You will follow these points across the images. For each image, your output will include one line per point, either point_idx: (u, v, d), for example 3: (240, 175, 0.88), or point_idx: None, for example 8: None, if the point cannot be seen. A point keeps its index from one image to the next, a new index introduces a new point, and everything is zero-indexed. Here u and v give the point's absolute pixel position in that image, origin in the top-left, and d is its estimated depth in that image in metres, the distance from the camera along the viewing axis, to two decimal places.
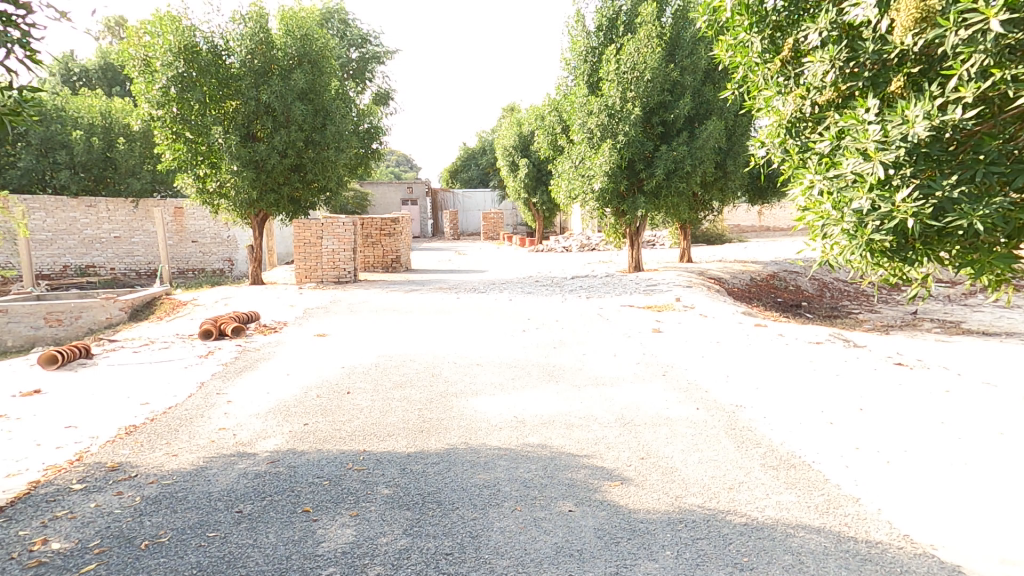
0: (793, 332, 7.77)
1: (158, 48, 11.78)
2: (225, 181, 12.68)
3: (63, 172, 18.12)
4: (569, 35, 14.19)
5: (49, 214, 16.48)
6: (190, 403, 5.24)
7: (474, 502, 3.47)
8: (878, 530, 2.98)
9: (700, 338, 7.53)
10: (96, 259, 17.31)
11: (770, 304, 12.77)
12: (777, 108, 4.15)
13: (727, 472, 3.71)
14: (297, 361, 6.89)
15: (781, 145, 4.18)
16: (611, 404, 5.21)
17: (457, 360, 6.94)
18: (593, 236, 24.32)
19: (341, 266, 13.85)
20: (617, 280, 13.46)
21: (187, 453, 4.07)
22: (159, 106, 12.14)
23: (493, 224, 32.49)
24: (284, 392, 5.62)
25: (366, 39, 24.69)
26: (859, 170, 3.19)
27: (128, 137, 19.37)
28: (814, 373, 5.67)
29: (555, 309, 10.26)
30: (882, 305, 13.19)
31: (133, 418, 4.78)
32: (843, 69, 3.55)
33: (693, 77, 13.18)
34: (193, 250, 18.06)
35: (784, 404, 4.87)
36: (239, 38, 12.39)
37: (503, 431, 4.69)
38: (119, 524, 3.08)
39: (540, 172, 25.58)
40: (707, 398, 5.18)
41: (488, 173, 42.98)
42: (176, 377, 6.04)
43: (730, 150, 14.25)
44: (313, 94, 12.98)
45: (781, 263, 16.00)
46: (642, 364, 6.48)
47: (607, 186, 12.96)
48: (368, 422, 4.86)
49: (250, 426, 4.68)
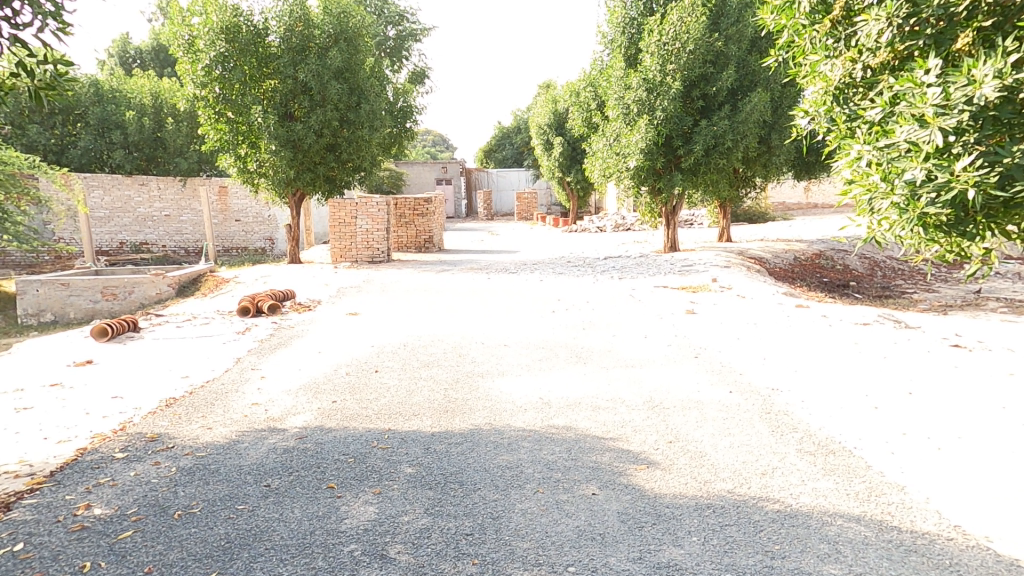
0: (839, 313, 7.38)
1: (201, 29, 12.00)
2: (264, 160, 12.92)
3: (118, 151, 18.90)
4: (608, 6, 13.67)
5: (106, 193, 17.25)
6: (226, 377, 5.41)
7: (496, 483, 3.44)
8: (924, 520, 2.79)
9: (736, 320, 7.26)
10: (149, 237, 18.06)
11: (814, 285, 12.21)
12: (824, 73, 3.84)
13: (760, 457, 3.55)
14: (329, 340, 7.01)
15: (828, 113, 3.89)
16: (640, 386, 5.09)
17: (484, 340, 6.91)
18: (629, 216, 23.84)
19: (375, 246, 13.99)
20: (652, 260, 13.12)
21: (222, 426, 4.19)
22: (202, 86, 12.40)
23: (528, 204, 32.22)
24: (315, 370, 5.74)
25: (403, 16, 24.53)
26: (913, 137, 2.93)
27: (176, 118, 19.97)
28: (859, 356, 5.37)
29: (587, 290, 10.10)
30: (939, 284, 12.41)
31: (172, 391, 4.94)
32: (902, 27, 3.24)
33: (737, 47, 12.55)
34: (236, 229, 18.63)
35: (824, 388, 4.62)
36: (277, 16, 12.47)
37: (528, 412, 4.64)
38: (156, 494, 3.19)
39: (575, 150, 25.12)
40: (741, 381, 4.99)
41: (522, 152, 42.56)
42: (214, 353, 6.23)
43: (775, 123, 13.59)
44: (349, 72, 13.01)
45: (828, 242, 15.26)
46: (674, 347, 6.30)
47: (643, 163, 12.58)
48: (394, 401, 4.91)
49: (282, 402, 4.79)
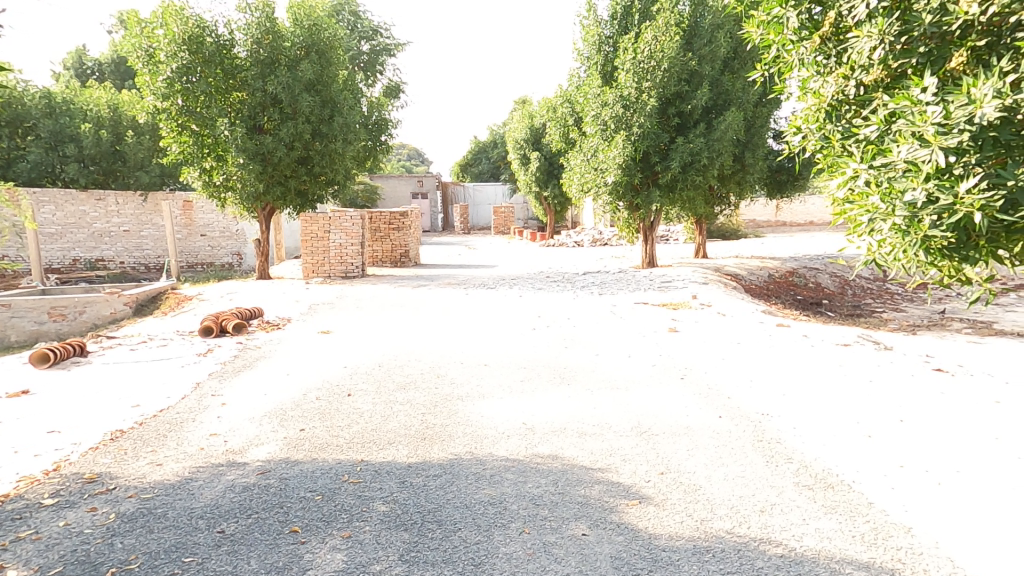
0: (819, 333, 7.34)
1: (161, 39, 11.57)
2: (231, 173, 12.49)
3: (71, 165, 18.13)
4: (582, 26, 13.72)
5: (58, 208, 16.49)
6: (183, 404, 5.01)
7: (479, 522, 3.16)
8: (937, 569, 2.62)
9: (719, 339, 7.17)
10: (105, 252, 17.30)
11: (789, 302, 12.32)
12: (814, 90, 3.76)
13: (758, 492, 3.37)
14: (298, 361, 6.63)
15: (819, 129, 3.80)
16: (627, 411, 4.90)
17: (464, 360, 6.64)
18: (606, 231, 23.95)
19: (348, 261, 13.60)
20: (630, 276, 13.07)
21: (173, 462, 3.81)
22: (163, 97, 11.94)
23: (504, 218, 32.15)
24: (282, 394, 5.37)
25: (377, 31, 24.38)
26: (913, 157, 2.82)
27: (136, 131, 19.29)
28: (845, 379, 5.28)
29: (568, 307, 9.91)
30: (907, 303, 12.66)
31: (120, 422, 4.53)
32: (894, 44, 3.17)
33: (711, 67, 12.69)
34: (202, 243, 18.00)
35: (814, 414, 4.49)
36: (245, 27, 12.14)
37: (511, 439, 4.39)
38: (88, 547, 2.82)
39: (552, 165, 25.18)
40: (730, 405, 4.84)
41: (499, 166, 42.62)
42: (171, 377, 5.80)
43: (749, 142, 13.83)
44: (320, 85, 12.71)
45: (800, 260, 15.50)
46: (659, 367, 6.15)
47: (621, 179, 12.58)
48: (367, 428, 4.59)
49: (243, 431, 4.42)
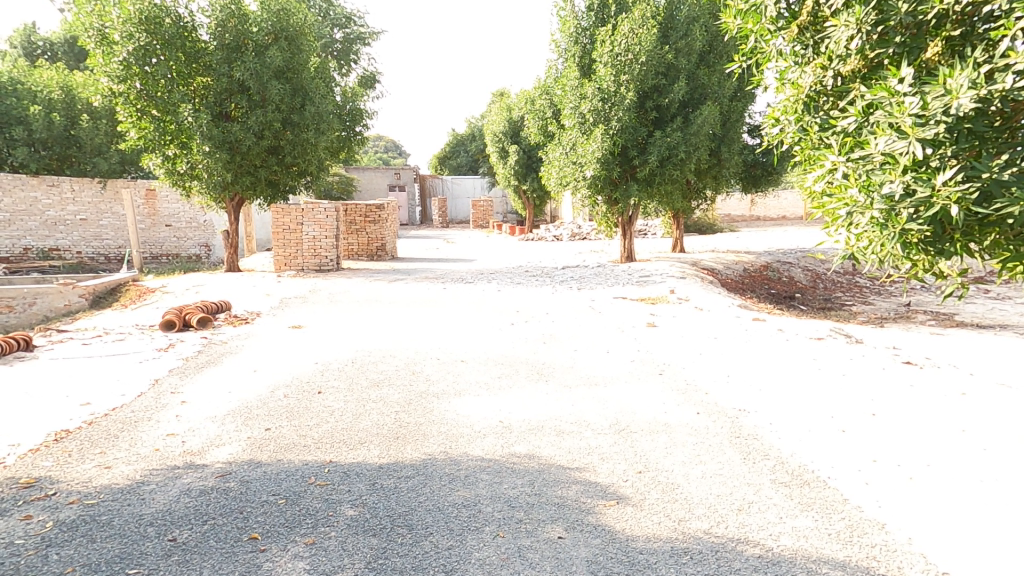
0: (793, 327, 7.39)
1: (116, 19, 11.02)
2: (197, 162, 12.03)
3: (21, 149, 17.25)
4: (558, 17, 13.54)
5: (7, 195, 15.67)
6: (140, 403, 4.76)
7: (451, 526, 3.04)
8: (911, 566, 2.60)
9: (696, 333, 7.16)
10: (60, 242, 16.57)
11: (763, 296, 12.44)
12: (792, 81, 3.70)
13: (735, 490, 3.32)
14: (266, 357, 6.39)
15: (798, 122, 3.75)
16: (605, 407, 4.83)
17: (441, 356, 6.49)
18: (584, 225, 23.97)
19: (322, 253, 13.28)
20: (608, 270, 13.04)
21: (124, 465, 3.60)
22: (120, 80, 11.41)
23: (483, 212, 31.90)
24: (248, 392, 5.15)
25: (350, 19, 23.83)
26: (891, 149, 2.77)
27: (91, 115, 18.49)
28: (819, 373, 5.30)
29: (546, 301, 9.81)
30: (876, 297, 12.93)
31: (68, 422, 4.27)
32: (871, 34, 3.12)
33: (687, 60, 12.69)
34: (167, 234, 17.39)
35: (789, 408, 4.48)
36: (209, 11, 11.66)
37: (487, 438, 4.27)
38: (18, 560, 2.61)
39: (531, 159, 25.05)
40: (707, 401, 4.80)
41: (477, 159, 42.32)
42: (127, 374, 5.52)
43: (725, 137, 13.91)
44: (290, 72, 12.32)
45: (774, 254, 15.70)
46: (636, 362, 6.10)
47: (599, 173, 12.51)
48: (338, 427, 4.42)
49: (204, 431, 4.21)
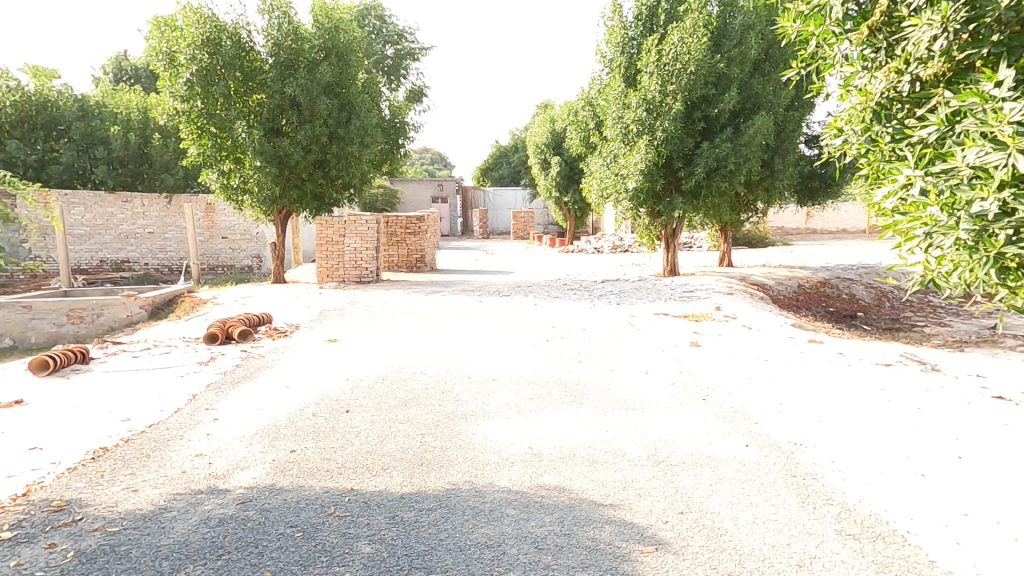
0: (856, 351, 6.79)
1: (181, 42, 11.56)
2: (249, 176, 12.44)
3: (101, 167, 18.45)
4: (605, 26, 13.33)
5: (87, 210, 16.77)
6: (175, 419, 4.79)
7: (471, 570, 2.82)
8: None
9: (743, 355, 6.71)
10: (131, 255, 17.52)
11: (820, 315, 11.68)
12: (860, 87, 3.34)
13: (793, 540, 2.95)
14: (300, 372, 6.38)
15: (865, 131, 3.37)
16: (643, 435, 4.51)
17: (472, 374, 6.31)
18: (627, 237, 23.46)
19: (363, 266, 13.44)
20: (649, 285, 12.63)
21: (151, 487, 3.57)
22: (183, 99, 11.93)
23: (524, 223, 31.80)
24: (278, 410, 5.12)
25: (401, 36, 24.39)
26: (983, 161, 2.38)
27: (162, 134, 19.58)
28: (888, 404, 4.77)
29: (583, 317, 9.51)
30: (950, 318, 11.89)
31: (106, 439, 4.32)
32: (959, 33, 2.74)
33: (740, 69, 12.17)
34: (223, 246, 18.11)
35: (856, 445, 4.02)
36: (265, 32, 12.10)
37: (514, 467, 4.03)
38: None
39: (574, 170, 24.82)
40: (758, 432, 4.40)
41: (520, 171, 42.44)
42: (167, 388, 5.60)
43: (778, 147, 13.26)
44: (339, 88, 12.60)
45: (833, 270, 14.78)
46: (678, 386, 5.72)
47: (643, 185, 12.13)
48: (362, 450, 4.29)
49: (231, 452, 4.17)
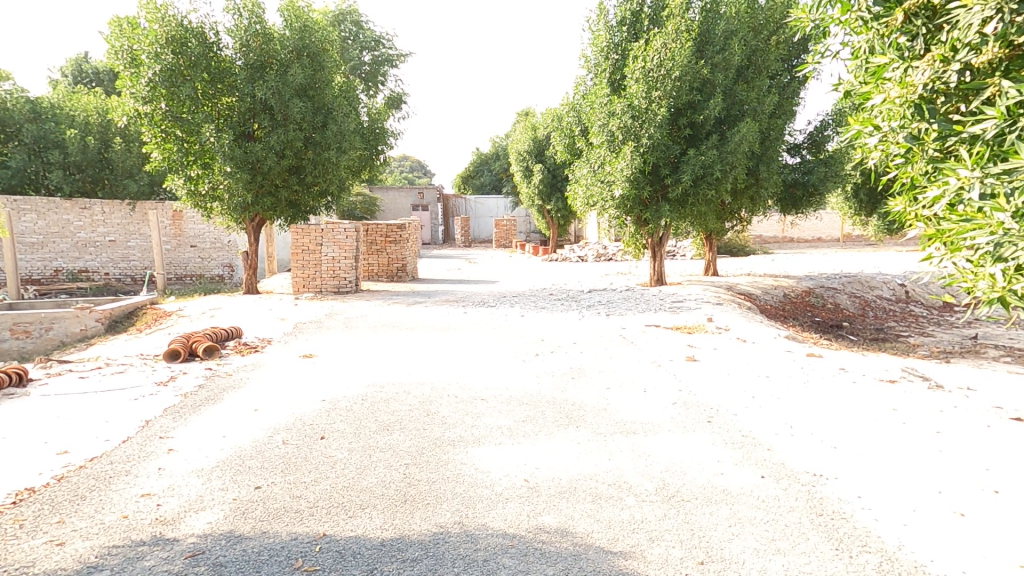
0: (858, 366, 6.52)
1: (144, 40, 10.93)
2: (218, 182, 11.82)
3: (56, 172, 17.54)
4: (590, 31, 13.11)
5: (42, 217, 15.88)
6: (123, 451, 4.24)
7: None
8: None
9: (742, 370, 6.39)
10: (90, 264, 16.64)
11: (807, 324, 11.53)
12: (896, 79, 3.36)
13: None
14: (270, 393, 5.83)
15: (904, 127, 3.37)
16: (649, 464, 4.13)
17: (458, 393, 5.86)
18: (610, 245, 23.26)
19: (341, 275, 12.87)
20: (637, 294, 12.34)
21: (81, 539, 3.04)
22: (146, 101, 11.29)
23: (506, 230, 31.47)
24: (242, 437, 4.60)
25: (380, 41, 23.93)
26: None
27: (125, 138, 18.69)
28: (906, 430, 4.46)
29: (572, 328, 9.14)
30: (935, 328, 11.84)
31: (34, 478, 3.75)
32: (1012, 16, 2.75)
33: (724, 76, 11.95)
34: (192, 255, 17.34)
35: (882, 478, 3.68)
36: (234, 32, 11.56)
37: (510, 505, 3.59)
38: None
39: (555, 178, 24.56)
40: (772, 461, 4.06)
41: (500, 179, 42.19)
42: (117, 414, 5.01)
43: (763, 155, 13.11)
44: (313, 90, 12.12)
45: (817, 279, 14.72)
46: (679, 406, 5.36)
47: (629, 193, 11.90)
48: (338, 485, 3.80)
49: (185, 490, 3.65)
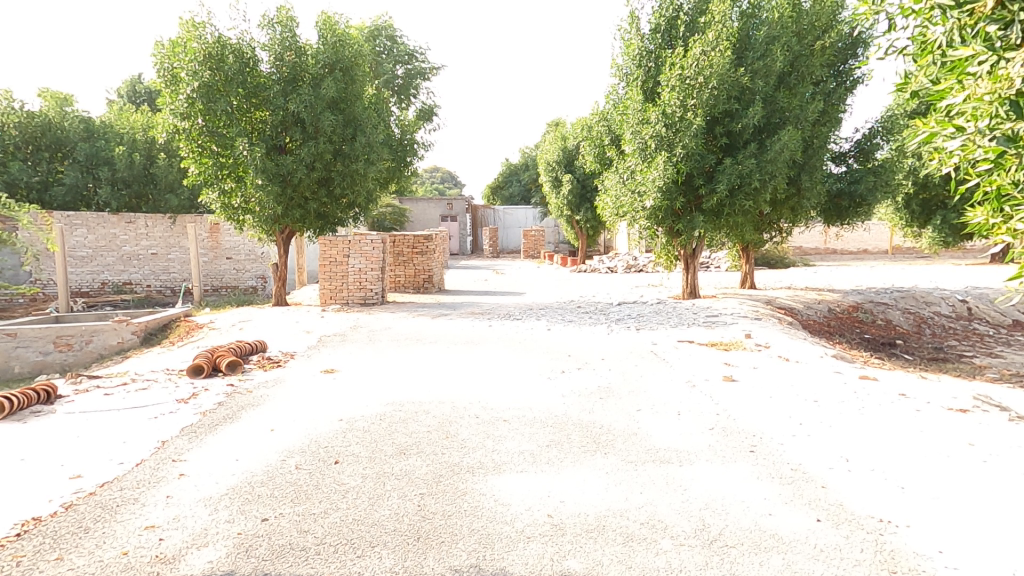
0: (919, 392, 5.94)
1: (182, 57, 11.13)
2: (250, 196, 11.95)
3: (105, 187, 18.20)
4: (621, 40, 12.83)
5: (90, 231, 16.45)
6: (134, 475, 4.10)
7: None
8: None
9: (785, 394, 5.90)
10: (133, 276, 17.13)
11: (855, 342, 10.82)
12: (988, 73, 3.00)
13: None
14: (289, 411, 5.67)
15: (994, 127, 3.00)
16: (685, 500, 3.76)
17: (481, 414, 5.57)
18: (641, 256, 22.71)
19: (368, 287, 12.81)
20: (669, 308, 11.85)
21: None
22: (183, 117, 11.50)
23: (535, 241, 31.23)
24: (255, 461, 4.42)
25: (412, 55, 24.18)
26: None
27: (168, 154, 19.29)
28: (986, 470, 3.94)
29: (600, 344, 8.74)
30: (1001, 348, 10.93)
31: (43, 505, 3.64)
32: None
33: (764, 82, 11.47)
34: (227, 267, 17.68)
35: (963, 529, 3.22)
36: (268, 47, 11.73)
37: (532, 545, 3.27)
38: None
39: (586, 188, 24.24)
40: (829, 501, 3.63)
41: (530, 189, 42.05)
42: (135, 434, 4.92)
43: (805, 164, 12.47)
44: (344, 103, 12.18)
45: (865, 293, 13.91)
46: (717, 433, 4.94)
47: (660, 204, 11.52)
48: (349, 518, 3.56)
49: (190, 521, 3.47)
